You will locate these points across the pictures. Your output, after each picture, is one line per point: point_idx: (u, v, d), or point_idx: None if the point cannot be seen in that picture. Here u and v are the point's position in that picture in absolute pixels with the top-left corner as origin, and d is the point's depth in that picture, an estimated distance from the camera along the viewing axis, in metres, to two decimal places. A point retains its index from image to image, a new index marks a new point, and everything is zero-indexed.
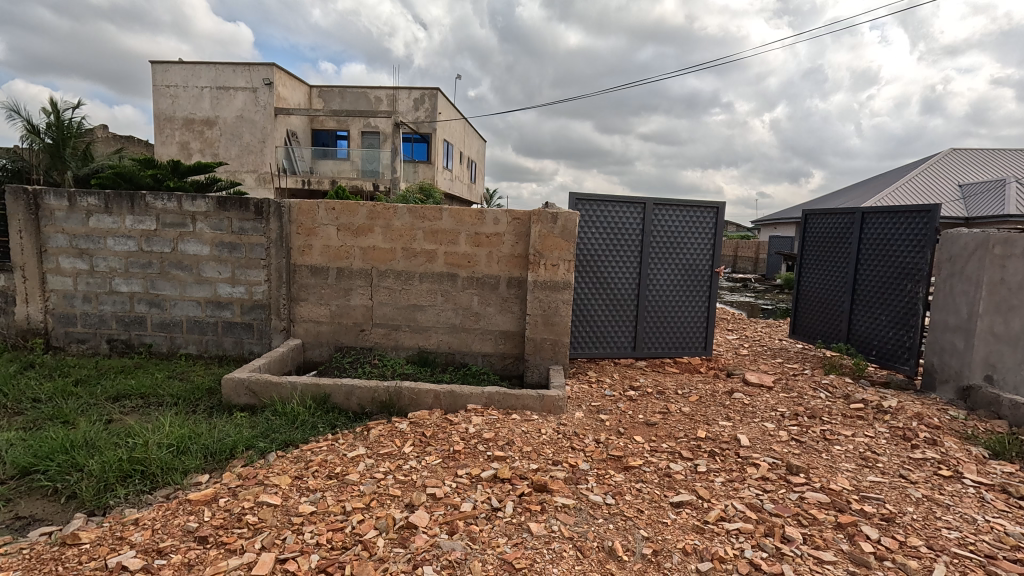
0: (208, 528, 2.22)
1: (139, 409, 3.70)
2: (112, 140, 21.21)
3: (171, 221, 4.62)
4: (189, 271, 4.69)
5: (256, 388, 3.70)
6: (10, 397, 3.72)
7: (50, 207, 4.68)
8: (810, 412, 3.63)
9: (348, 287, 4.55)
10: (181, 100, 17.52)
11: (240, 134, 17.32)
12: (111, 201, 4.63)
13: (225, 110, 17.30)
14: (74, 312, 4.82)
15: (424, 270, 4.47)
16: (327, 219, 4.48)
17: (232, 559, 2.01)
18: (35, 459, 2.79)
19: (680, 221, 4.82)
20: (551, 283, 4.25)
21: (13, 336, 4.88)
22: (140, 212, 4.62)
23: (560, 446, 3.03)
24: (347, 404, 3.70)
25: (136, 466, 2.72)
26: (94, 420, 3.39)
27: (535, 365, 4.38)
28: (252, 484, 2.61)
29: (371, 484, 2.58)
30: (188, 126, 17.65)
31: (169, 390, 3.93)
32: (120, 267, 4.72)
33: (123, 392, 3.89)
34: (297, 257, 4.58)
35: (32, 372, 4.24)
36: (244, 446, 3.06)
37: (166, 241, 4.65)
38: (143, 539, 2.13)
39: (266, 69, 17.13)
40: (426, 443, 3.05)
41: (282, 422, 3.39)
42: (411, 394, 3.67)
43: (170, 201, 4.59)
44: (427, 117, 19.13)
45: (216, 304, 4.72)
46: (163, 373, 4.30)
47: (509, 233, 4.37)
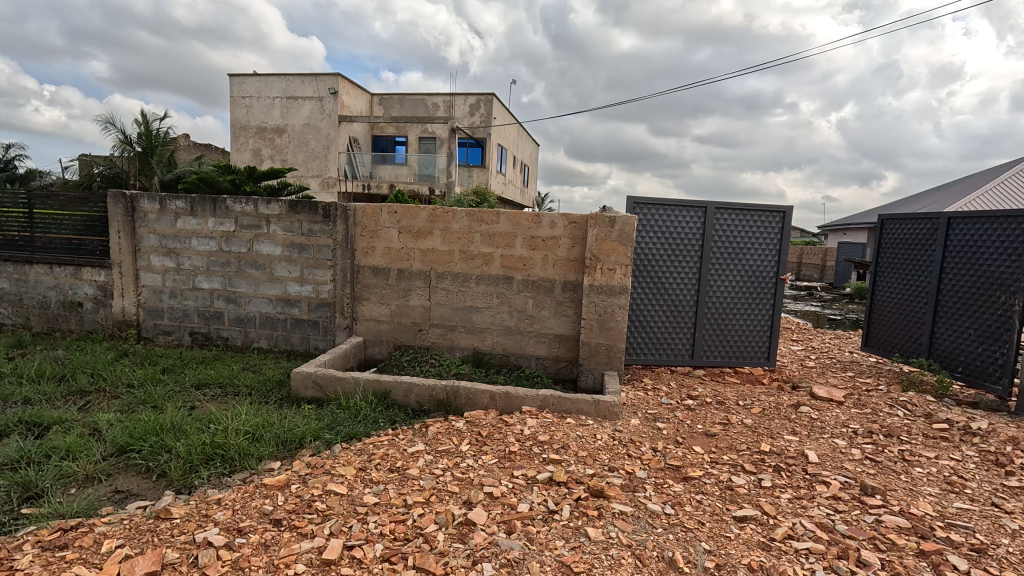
0: (282, 511, 2.35)
1: (218, 397, 3.98)
2: (194, 147, 23.27)
3: (247, 223, 4.95)
4: (262, 270, 5.00)
5: (322, 381, 3.89)
6: (108, 382, 4.09)
7: (144, 210, 5.12)
8: (886, 430, 3.41)
9: (407, 287, 4.70)
10: (254, 110, 18.70)
11: (307, 141, 18.26)
12: (196, 204, 5.00)
13: (293, 118, 18.28)
14: (162, 306, 5.24)
15: (480, 272, 4.55)
16: (389, 222, 4.65)
17: (303, 542, 2.13)
18: (130, 438, 3.06)
19: (744, 226, 4.64)
20: (608, 287, 4.22)
21: (110, 327, 5.36)
22: (221, 214, 4.97)
23: (616, 453, 3.00)
24: (406, 401, 3.82)
25: (218, 450, 2.93)
26: (179, 406, 3.67)
27: (590, 370, 4.35)
28: (320, 473, 2.75)
29: (431, 480, 2.66)
30: (261, 134, 18.82)
31: (245, 380, 4.20)
32: (203, 265, 5.09)
33: (204, 380, 4.20)
34: (360, 258, 4.77)
35: (127, 359, 4.65)
36: (312, 437, 3.22)
37: (243, 242, 4.98)
38: (225, 518, 2.29)
39: (331, 79, 17.93)
40: (483, 442, 3.11)
41: (345, 415, 3.54)
42: (468, 393, 3.73)
43: (248, 205, 4.92)
44: (482, 123, 19.35)
45: (286, 301, 5.00)
46: (239, 365, 4.60)
47: (566, 236, 4.37)
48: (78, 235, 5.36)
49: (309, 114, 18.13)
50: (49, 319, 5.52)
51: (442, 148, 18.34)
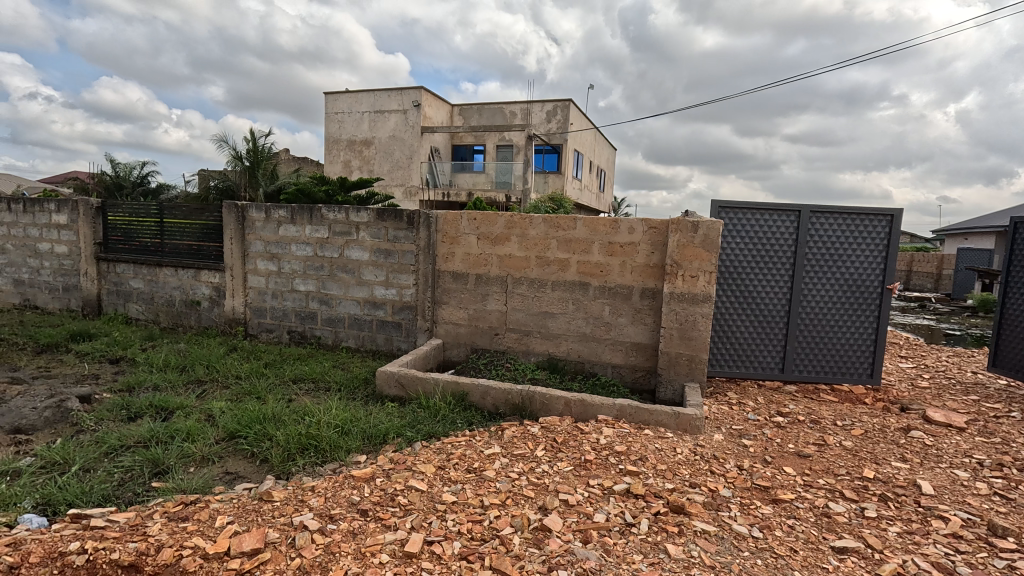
0: (368, 502, 2.49)
1: (312, 392, 4.29)
2: (293, 160, 25.38)
3: (340, 231, 5.31)
4: (352, 274, 5.33)
5: (404, 381, 4.07)
6: (221, 374, 4.55)
7: (252, 219, 5.66)
8: (1021, 464, 2.97)
9: (485, 292, 4.80)
10: (345, 125, 20.06)
11: (392, 152, 19.28)
12: (296, 213, 5.45)
13: (380, 131, 19.38)
14: (265, 306, 5.74)
15: (556, 278, 4.55)
16: (469, 229, 4.79)
17: (387, 534, 2.24)
18: (239, 426, 3.38)
19: (844, 231, 4.28)
20: (689, 295, 4.06)
21: (222, 324, 5.96)
22: (317, 222, 5.38)
23: (697, 469, 2.87)
24: (483, 404, 3.90)
25: (312, 441, 3.17)
26: (279, 398, 4.01)
27: (669, 380, 4.20)
28: (402, 468, 2.88)
29: (506, 483, 2.69)
30: (351, 147, 20.13)
31: (335, 377, 4.49)
32: (300, 269, 5.53)
33: (300, 375, 4.55)
34: (440, 264, 4.95)
35: (235, 354, 5.15)
36: (395, 433, 3.38)
37: (336, 248, 5.35)
38: (319, 504, 2.46)
39: (415, 92, 18.81)
40: (558, 448, 3.10)
41: (425, 414, 3.68)
42: (543, 399, 3.74)
43: (340, 213, 5.28)
44: (558, 129, 19.37)
45: (373, 304, 5.30)
46: (330, 363, 4.93)
47: (645, 242, 4.27)
48: (198, 241, 6.03)
49: (394, 127, 19.14)
50: (173, 315, 6.24)
51: (519, 155, 18.58)
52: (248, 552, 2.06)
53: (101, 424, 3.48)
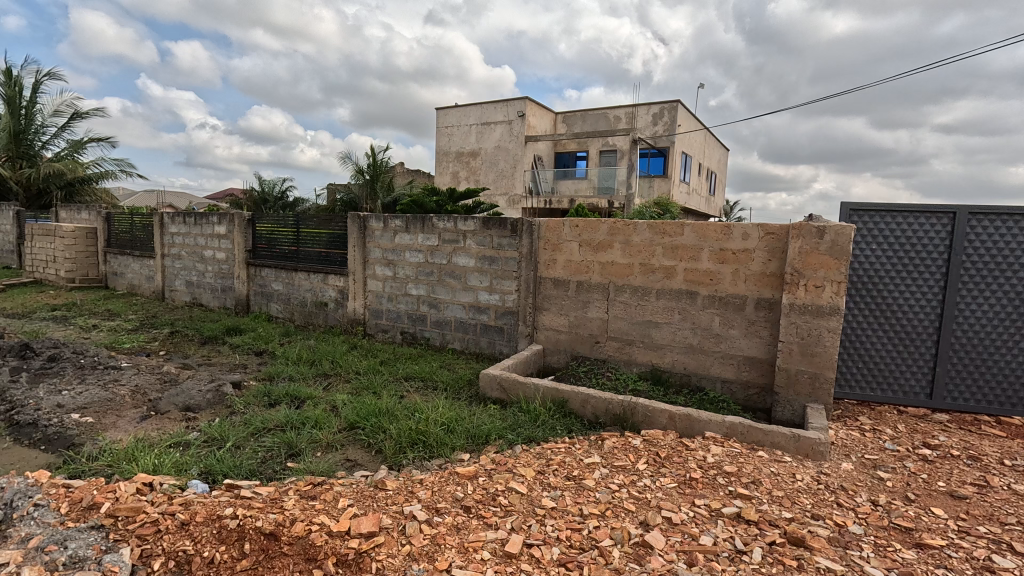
0: (472, 499, 2.60)
1: (421, 390, 4.56)
2: (407, 173, 27.32)
3: (448, 238, 5.61)
4: (458, 279, 5.60)
5: (506, 384, 4.18)
6: (343, 369, 5.02)
7: (372, 228, 6.18)
8: None
9: (586, 299, 4.78)
10: (454, 138, 21.13)
11: (497, 162, 19.93)
12: (410, 222, 5.86)
13: (485, 142, 20.14)
14: (381, 308, 6.23)
15: (661, 286, 4.40)
16: (571, 236, 4.81)
17: (488, 531, 2.32)
18: (358, 417, 3.70)
19: (1016, 235, 3.63)
20: (813, 307, 3.70)
21: (345, 323, 6.57)
22: (428, 230, 5.74)
23: (820, 499, 2.60)
24: (583, 412, 3.87)
25: (421, 436, 3.37)
26: (392, 394, 4.33)
27: (787, 399, 3.85)
28: (503, 470, 2.96)
29: (606, 494, 2.65)
30: (459, 158, 21.15)
31: (442, 377, 4.74)
32: (413, 274, 5.92)
33: (411, 374, 4.86)
34: (542, 270, 5.02)
35: (356, 351, 5.65)
36: (496, 435, 3.49)
37: (444, 254, 5.66)
38: (427, 497, 2.61)
39: (519, 102, 19.30)
40: (661, 463, 2.99)
41: (526, 419, 3.74)
42: (646, 411, 3.63)
43: (449, 222, 5.58)
44: (665, 131, 18.70)
45: (477, 308, 5.51)
46: (437, 363, 5.21)
47: (761, 249, 3.98)
48: (327, 248, 6.71)
49: (499, 137, 19.78)
50: (305, 314, 7.00)
51: (623, 160, 18.23)
52: (365, 533, 2.24)
53: (248, 407, 4.01)
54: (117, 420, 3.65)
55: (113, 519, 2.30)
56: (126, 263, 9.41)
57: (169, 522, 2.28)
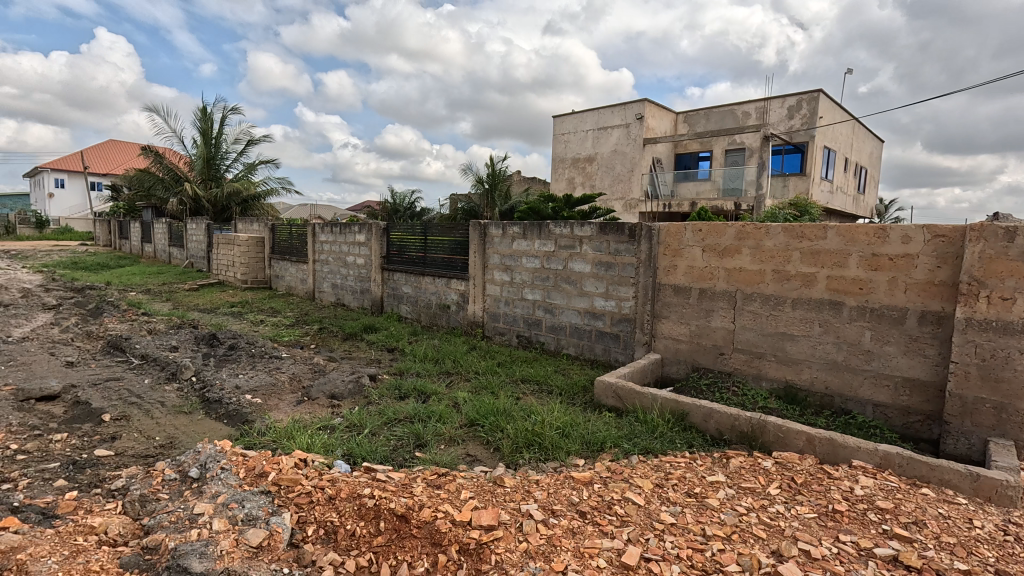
0: (587, 505, 2.59)
1: (536, 393, 4.64)
2: (524, 182, 28.04)
3: (565, 244, 5.66)
4: (574, 285, 5.62)
5: (622, 393, 4.09)
6: (464, 368, 5.29)
7: (492, 235, 6.46)
8: None
9: (710, 308, 4.51)
10: (570, 144, 21.24)
11: (613, 167, 19.63)
12: (527, 229, 6.02)
13: (602, 147, 19.94)
14: (499, 312, 6.45)
15: (798, 296, 4.00)
16: (694, 241, 4.59)
17: (604, 540, 2.30)
18: (478, 415, 3.88)
19: None
20: (998, 323, 3.11)
21: (465, 325, 6.91)
22: (545, 236, 5.85)
23: (1007, 553, 2.18)
24: (705, 426, 3.65)
25: (537, 438, 3.44)
26: (509, 395, 4.47)
27: (962, 431, 3.27)
28: (620, 479, 2.90)
29: (733, 516, 2.48)
30: (574, 165, 21.20)
31: (556, 382, 4.78)
32: (529, 280, 6.06)
33: (526, 377, 4.97)
34: (662, 277, 4.85)
35: (475, 352, 5.92)
36: (612, 443, 3.43)
37: (561, 260, 5.72)
38: (543, 498, 2.66)
39: (638, 105, 18.84)
40: (796, 490, 2.72)
41: (643, 429, 3.63)
42: (778, 431, 3.33)
43: (565, 228, 5.64)
44: (803, 125, 16.97)
45: (593, 314, 5.48)
46: (552, 368, 5.27)
47: (927, 254, 3.44)
48: (451, 255, 7.14)
49: (616, 141, 19.47)
50: (430, 316, 7.50)
51: (752, 159, 16.90)
52: (486, 526, 2.35)
53: (382, 399, 4.41)
54: (280, 402, 4.24)
55: (278, 487, 2.69)
56: (286, 267, 10.87)
57: (321, 495, 2.60)
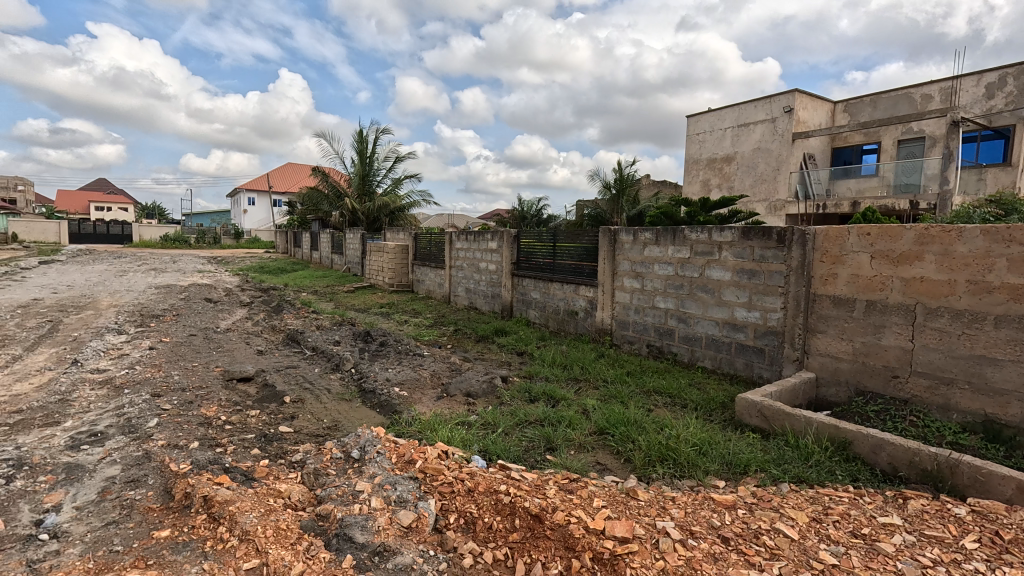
0: (730, 531, 2.41)
1: (668, 405, 4.45)
2: (654, 186, 27.08)
3: (702, 250, 5.36)
4: (712, 294, 5.29)
5: (768, 412, 3.73)
6: (592, 376, 5.26)
7: (622, 241, 6.35)
8: None
9: (879, 323, 3.93)
10: (705, 144, 20.03)
11: (755, 166, 18.08)
12: (660, 235, 5.81)
13: (742, 145, 18.48)
14: (628, 320, 6.30)
15: (1003, 312, 3.31)
16: (859, 246, 4.04)
17: (752, 571, 2.12)
18: (607, 424, 3.83)
19: None
20: None
21: (593, 332, 6.87)
22: (679, 242, 5.59)
23: None
24: (874, 459, 3.18)
25: (671, 454, 3.29)
26: (639, 406, 4.34)
27: None
28: (767, 507, 2.66)
29: (914, 567, 2.13)
30: (710, 166, 19.94)
31: (691, 396, 4.52)
32: (662, 287, 5.84)
33: (657, 389, 4.78)
34: (818, 286, 4.35)
35: (603, 360, 5.85)
36: (757, 467, 3.15)
37: (697, 267, 5.42)
38: (680, 516, 2.54)
39: (786, 97, 17.14)
40: (1003, 548, 2.24)
41: (794, 455, 3.28)
42: (975, 474, 2.78)
43: (703, 233, 5.33)
44: (1007, 106, 14.02)
45: (733, 325, 5.10)
46: (686, 380, 5.00)
47: None
48: (579, 261, 7.16)
49: (760, 138, 17.90)
50: (558, 321, 7.58)
51: (935, 149, 14.38)
52: (620, 537, 2.32)
53: (513, 400, 4.56)
54: (422, 397, 4.62)
55: (424, 474, 2.93)
56: (426, 273, 11.80)
57: (461, 486, 2.78)
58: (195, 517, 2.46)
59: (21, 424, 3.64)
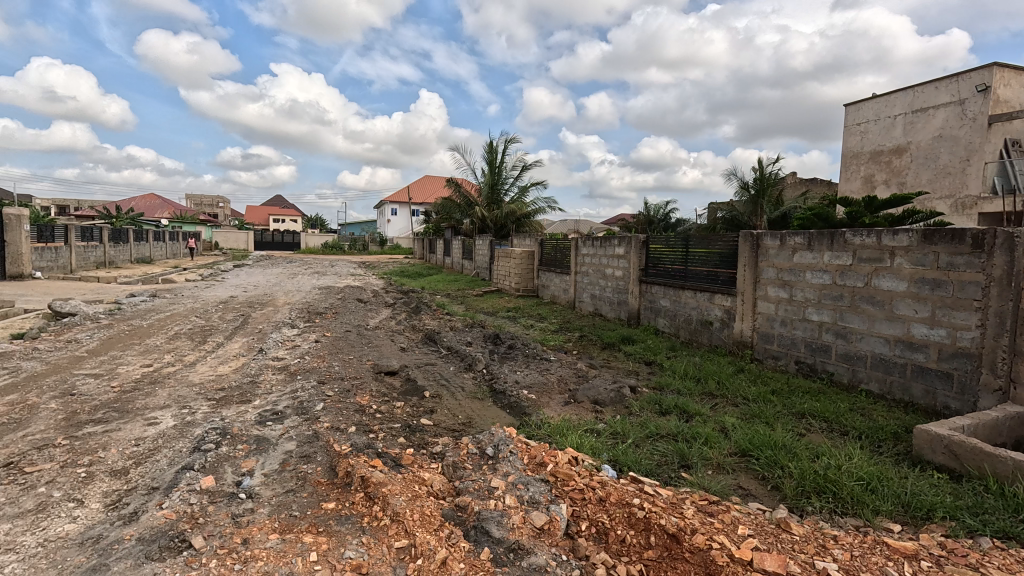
0: None
1: (823, 431, 3.95)
2: (800, 185, 24.42)
3: (867, 256, 4.70)
4: (880, 306, 4.61)
5: (959, 450, 3.13)
6: (731, 392, 4.87)
7: (767, 246, 5.81)
8: None
9: None
10: (868, 135, 17.54)
11: (935, 157, 15.38)
12: (814, 239, 5.22)
13: (917, 134, 15.84)
14: (773, 333, 5.73)
15: None
16: None
17: None
18: (750, 445, 3.52)
19: None
20: None
21: (730, 345, 6.36)
22: (838, 248, 4.97)
23: None
24: None
25: (830, 486, 2.92)
26: (788, 429, 3.91)
27: None
28: (962, 564, 2.22)
29: None
30: (874, 159, 17.41)
31: (853, 423, 3.97)
32: (815, 298, 5.23)
33: (809, 411, 4.28)
34: None
35: (743, 375, 5.40)
36: (946, 513, 2.66)
37: (861, 276, 4.76)
38: (845, 559, 2.24)
39: (980, 73, 14.34)
40: None
41: (998, 504, 2.70)
42: None
43: (869, 237, 4.68)
44: None
45: (908, 344, 4.39)
46: (846, 404, 4.40)
47: None
48: (715, 267, 6.70)
49: (941, 125, 15.20)
50: (690, 331, 7.17)
51: None
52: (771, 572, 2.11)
53: (643, 411, 4.41)
54: (550, 401, 4.67)
55: (555, 478, 2.96)
56: (551, 278, 11.95)
57: (592, 495, 2.75)
58: (354, 495, 2.77)
59: (224, 400, 4.42)
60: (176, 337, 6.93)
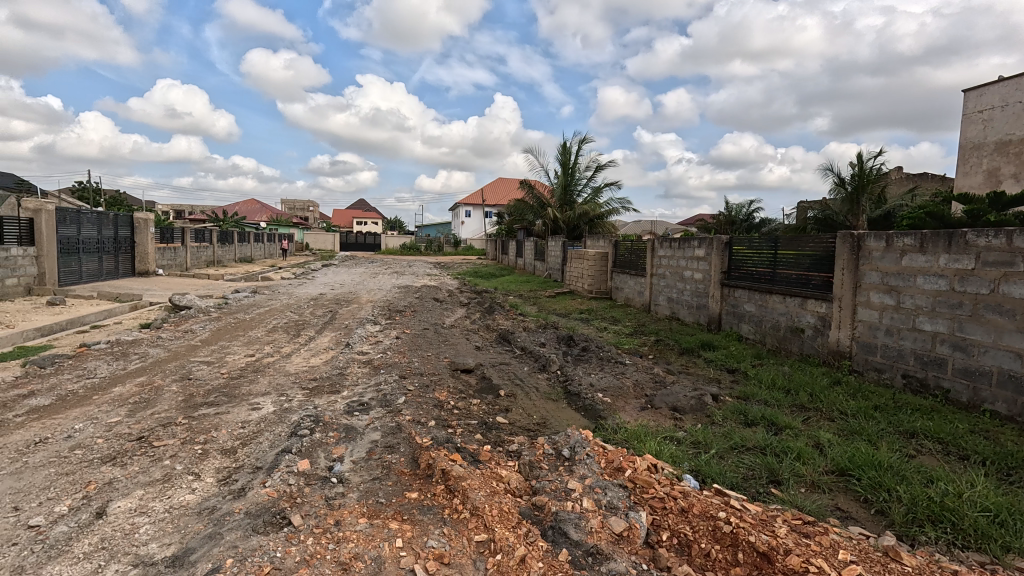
0: None
1: (938, 453, 3.55)
2: (907, 180, 22.10)
3: (994, 260, 4.20)
4: (1010, 316, 4.09)
5: None
6: (826, 405, 4.51)
7: (869, 248, 5.33)
8: None
9: None
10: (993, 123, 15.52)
11: None
12: (927, 240, 4.72)
13: None
14: (875, 343, 5.22)
15: None
16: None
17: None
18: (850, 464, 3.23)
19: None
20: None
21: (824, 355, 5.89)
22: (957, 250, 4.47)
23: None
24: None
25: (948, 516, 2.62)
26: (894, 449, 3.56)
27: None
28: None
29: None
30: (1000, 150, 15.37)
31: (975, 446, 3.53)
32: (927, 305, 4.73)
33: (920, 431, 3.86)
34: None
35: (840, 388, 4.97)
36: None
37: (986, 281, 4.25)
38: None
39: None
40: None
41: None
42: None
43: (997, 238, 4.17)
44: None
45: None
46: (965, 425, 3.92)
47: None
48: (807, 271, 6.23)
49: None
50: (778, 339, 6.72)
51: None
52: None
53: (726, 421, 4.19)
54: (626, 406, 4.56)
55: (633, 485, 2.89)
56: (626, 280, 11.68)
57: (674, 505, 2.66)
58: (435, 486, 2.87)
59: (316, 389, 4.75)
60: (274, 330, 7.54)
